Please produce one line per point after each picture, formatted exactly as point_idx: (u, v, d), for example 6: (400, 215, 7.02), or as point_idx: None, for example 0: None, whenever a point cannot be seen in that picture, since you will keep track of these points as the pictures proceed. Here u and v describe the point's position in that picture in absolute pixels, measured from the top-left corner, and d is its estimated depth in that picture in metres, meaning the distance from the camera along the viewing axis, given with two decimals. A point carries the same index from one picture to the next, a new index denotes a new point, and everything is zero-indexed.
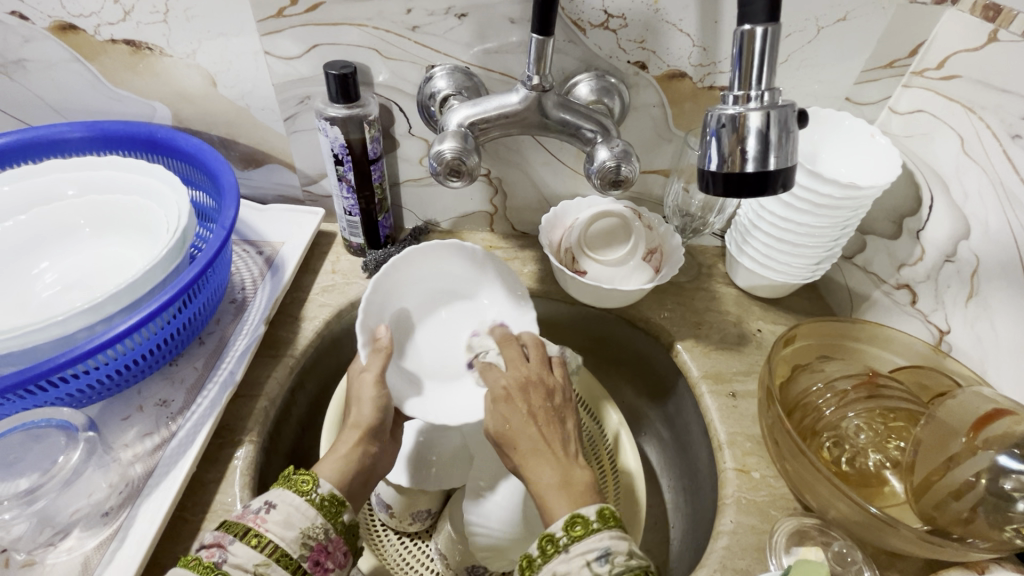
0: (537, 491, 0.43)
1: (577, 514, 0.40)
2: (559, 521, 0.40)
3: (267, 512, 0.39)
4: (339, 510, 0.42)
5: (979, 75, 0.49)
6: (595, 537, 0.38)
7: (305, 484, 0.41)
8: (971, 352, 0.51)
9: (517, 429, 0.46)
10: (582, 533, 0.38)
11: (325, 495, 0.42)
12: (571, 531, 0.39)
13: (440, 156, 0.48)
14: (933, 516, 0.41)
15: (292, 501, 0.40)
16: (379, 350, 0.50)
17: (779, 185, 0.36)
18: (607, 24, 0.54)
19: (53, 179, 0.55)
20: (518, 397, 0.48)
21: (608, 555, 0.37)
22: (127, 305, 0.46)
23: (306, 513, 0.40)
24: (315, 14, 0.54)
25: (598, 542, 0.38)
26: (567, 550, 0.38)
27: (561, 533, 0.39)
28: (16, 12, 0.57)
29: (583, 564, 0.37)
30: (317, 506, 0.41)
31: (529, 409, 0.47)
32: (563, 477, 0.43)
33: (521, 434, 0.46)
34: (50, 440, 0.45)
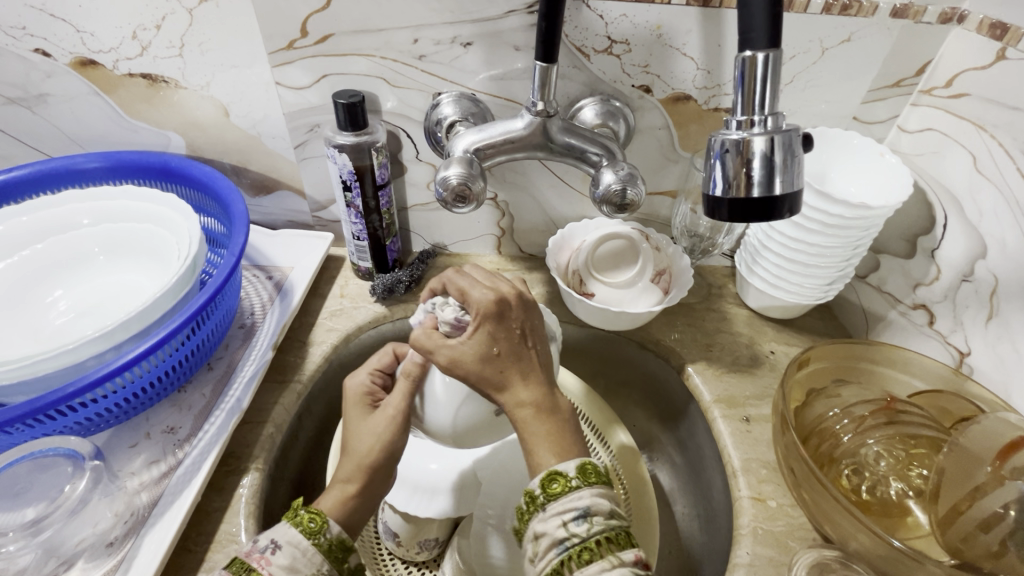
0: (513, 417, 0.40)
1: (556, 470, 0.37)
2: (538, 478, 0.38)
3: (273, 553, 0.38)
4: (345, 555, 0.41)
5: (989, 93, 0.48)
6: (574, 495, 0.37)
7: (313, 524, 0.40)
8: (993, 375, 0.49)
9: (507, 337, 0.41)
10: (561, 490, 0.37)
11: (333, 538, 0.41)
12: (549, 488, 0.37)
13: (446, 182, 0.49)
14: (960, 549, 0.39)
15: (298, 541, 0.39)
16: (406, 372, 0.46)
17: (785, 211, 0.36)
18: (610, 50, 0.55)
19: (70, 208, 0.56)
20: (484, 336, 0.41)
21: (587, 514, 0.36)
22: (136, 332, 0.46)
23: (311, 558, 0.39)
24: (324, 46, 0.56)
25: (577, 502, 0.36)
26: (545, 508, 0.37)
27: (539, 490, 0.38)
28: (40, 49, 0.59)
29: (560, 523, 0.36)
30: (324, 551, 0.40)
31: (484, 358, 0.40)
32: (542, 404, 0.40)
33: (509, 348, 0.41)
34: (58, 468, 0.44)
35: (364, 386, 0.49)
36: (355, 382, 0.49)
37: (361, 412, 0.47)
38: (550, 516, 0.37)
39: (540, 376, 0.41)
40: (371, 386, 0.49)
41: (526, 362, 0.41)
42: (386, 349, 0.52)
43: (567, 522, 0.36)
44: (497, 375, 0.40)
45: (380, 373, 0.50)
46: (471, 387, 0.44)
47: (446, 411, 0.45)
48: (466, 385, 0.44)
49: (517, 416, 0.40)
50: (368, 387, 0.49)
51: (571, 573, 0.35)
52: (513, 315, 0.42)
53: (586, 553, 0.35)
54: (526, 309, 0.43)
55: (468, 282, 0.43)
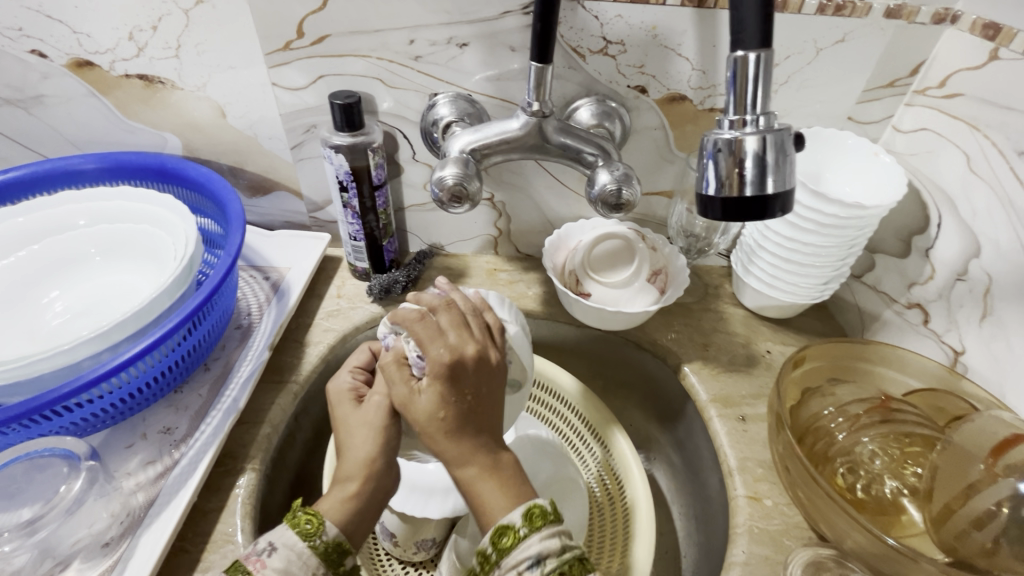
0: (461, 480, 0.41)
1: (504, 524, 0.38)
2: (487, 534, 0.38)
3: (269, 555, 0.38)
4: (343, 557, 0.41)
5: (982, 93, 0.48)
6: (525, 544, 0.37)
7: (309, 526, 0.40)
8: (987, 374, 0.49)
9: (471, 399, 0.42)
10: (511, 543, 0.37)
11: (330, 541, 0.40)
12: (500, 543, 0.38)
13: (442, 182, 0.49)
14: (954, 548, 0.39)
15: (293, 544, 0.39)
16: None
17: (777, 210, 0.36)
18: (606, 50, 0.55)
19: (67, 209, 0.57)
20: (442, 379, 0.41)
21: (539, 561, 0.36)
22: (132, 332, 0.46)
23: (307, 561, 0.39)
24: (320, 46, 0.56)
25: (527, 551, 0.37)
26: (498, 565, 0.37)
27: (490, 549, 0.38)
28: (36, 51, 0.59)
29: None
30: (319, 554, 0.39)
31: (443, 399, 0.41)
32: (489, 467, 0.40)
33: (462, 410, 0.41)
34: (54, 468, 0.44)
35: (348, 383, 0.49)
36: (340, 380, 0.49)
37: (352, 408, 0.47)
38: (504, 573, 0.37)
39: (489, 446, 0.41)
40: (354, 383, 0.49)
41: (480, 432, 0.42)
42: (362, 349, 0.53)
43: (522, 573, 0.36)
44: (447, 427, 0.40)
45: (361, 371, 0.51)
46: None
47: None
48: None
49: (462, 478, 0.40)
50: (351, 384, 0.49)
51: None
52: (468, 381, 0.42)
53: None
54: (485, 376, 0.43)
55: (433, 332, 0.43)
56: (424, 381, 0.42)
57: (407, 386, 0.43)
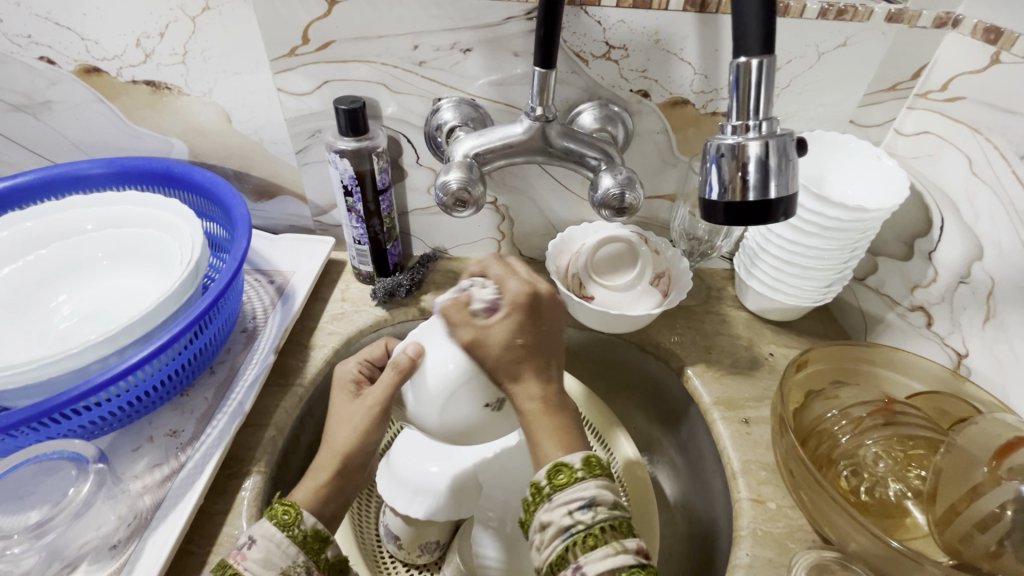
0: (522, 409, 0.42)
1: (563, 461, 0.39)
2: (544, 469, 0.40)
3: (248, 548, 0.39)
4: (322, 546, 0.41)
5: (983, 96, 0.49)
6: (579, 486, 0.38)
7: (287, 517, 0.40)
8: (991, 376, 0.50)
9: (535, 336, 0.43)
10: (567, 481, 0.38)
11: (307, 530, 0.41)
12: (555, 480, 0.39)
13: (446, 186, 0.49)
14: (958, 550, 0.39)
15: (271, 535, 0.39)
16: (395, 367, 0.45)
17: (780, 214, 0.36)
18: (608, 55, 0.55)
19: (75, 214, 0.57)
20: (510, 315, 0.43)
21: (592, 503, 0.38)
22: (140, 336, 0.46)
23: (287, 550, 0.39)
24: (325, 52, 0.56)
25: (583, 493, 0.38)
26: (550, 498, 0.39)
27: (545, 481, 0.39)
28: (44, 57, 0.60)
29: (566, 513, 0.38)
30: (297, 543, 0.40)
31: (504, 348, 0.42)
32: (552, 400, 0.42)
33: (537, 339, 0.43)
34: (62, 471, 0.45)
35: (352, 373, 0.50)
36: (346, 369, 0.50)
37: (347, 399, 0.48)
38: (556, 505, 0.38)
39: (554, 377, 0.44)
40: (358, 374, 0.50)
41: (545, 359, 0.44)
42: (378, 342, 0.54)
43: (573, 511, 0.38)
44: (517, 367, 0.42)
45: (369, 363, 0.51)
46: (459, 383, 0.43)
47: (433, 414, 0.44)
48: (454, 381, 0.43)
49: (524, 411, 0.42)
50: (355, 375, 0.50)
51: (576, 559, 0.36)
52: (545, 316, 0.45)
53: (591, 539, 0.36)
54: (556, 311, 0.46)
55: (504, 272, 0.47)
56: (494, 315, 0.43)
57: (474, 324, 0.43)
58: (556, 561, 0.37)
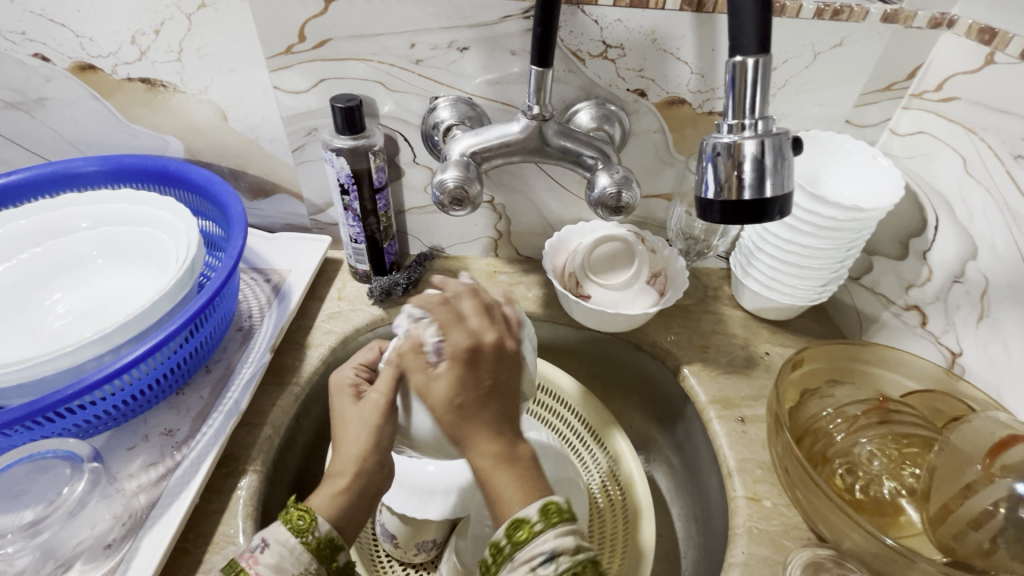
0: (478, 470, 0.40)
1: (519, 518, 0.38)
2: (502, 527, 0.39)
3: (261, 552, 0.39)
4: (334, 553, 0.41)
5: (978, 96, 0.49)
6: (539, 540, 0.37)
7: (301, 523, 0.40)
8: (985, 375, 0.50)
9: (479, 385, 0.41)
10: (525, 537, 0.37)
11: (320, 537, 0.41)
12: (514, 536, 0.38)
13: (443, 185, 0.49)
14: (952, 547, 0.39)
15: (285, 540, 0.40)
16: (393, 360, 0.46)
17: (776, 213, 0.36)
18: (605, 54, 0.55)
19: (69, 212, 0.57)
20: (461, 369, 0.41)
21: (554, 555, 0.36)
22: (134, 335, 0.46)
23: (299, 557, 0.40)
24: (322, 50, 0.56)
25: (542, 547, 0.37)
26: (511, 559, 0.37)
27: (503, 541, 0.38)
28: (39, 54, 0.60)
29: (528, 571, 0.36)
30: (310, 550, 0.40)
31: (451, 401, 0.40)
32: (507, 454, 0.40)
33: (480, 394, 0.41)
34: (56, 470, 0.44)
35: (348, 377, 0.48)
36: (346, 372, 0.49)
37: (350, 403, 0.46)
38: (516, 564, 0.37)
39: (509, 431, 0.41)
40: (355, 378, 0.48)
41: (506, 409, 0.42)
42: (370, 346, 0.52)
43: (534, 568, 0.36)
44: (459, 425, 0.40)
45: (365, 367, 0.50)
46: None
47: (429, 412, 0.45)
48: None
49: (480, 469, 0.40)
50: (351, 378, 0.48)
51: None
52: (487, 366, 0.42)
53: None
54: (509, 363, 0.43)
55: (452, 317, 0.43)
56: (441, 365, 0.41)
57: (422, 371, 0.42)
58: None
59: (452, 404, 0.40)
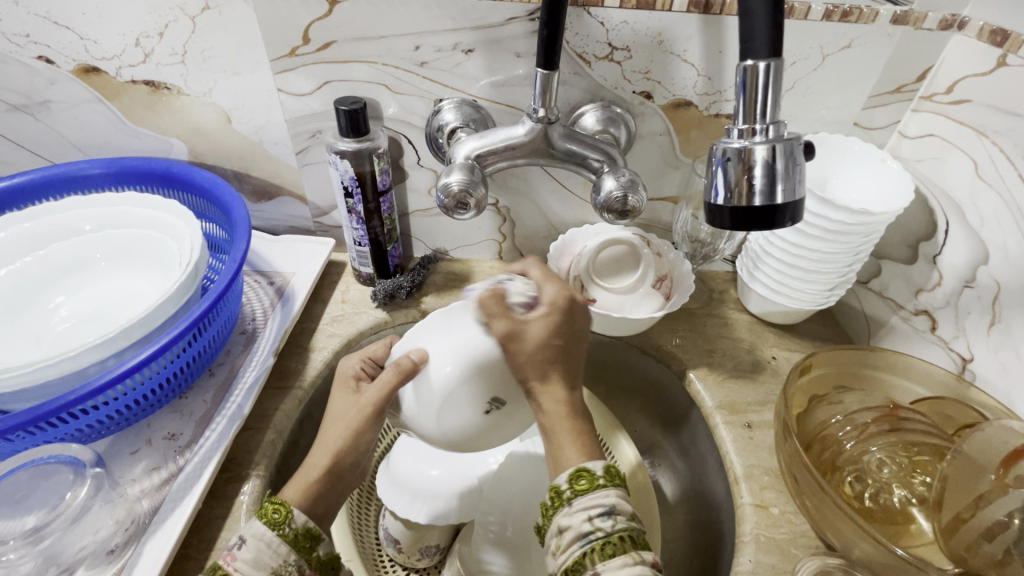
0: (544, 413, 0.41)
1: (583, 468, 0.39)
2: (565, 474, 0.39)
3: (239, 548, 0.38)
4: (314, 544, 0.40)
5: (989, 99, 0.48)
6: (601, 492, 0.37)
7: (277, 515, 0.39)
8: (996, 381, 0.49)
9: (565, 343, 0.42)
10: (587, 487, 0.38)
11: (298, 529, 0.40)
12: (576, 484, 0.38)
13: (447, 188, 0.49)
14: (964, 557, 0.39)
15: (261, 534, 0.39)
16: (396, 366, 0.44)
17: (787, 219, 0.36)
18: (611, 56, 0.55)
19: (73, 215, 0.57)
20: (546, 321, 0.42)
21: (612, 511, 0.37)
22: (137, 339, 0.46)
23: (278, 550, 0.39)
24: (326, 52, 0.56)
25: (603, 499, 0.37)
26: (569, 503, 0.38)
27: (566, 486, 0.38)
28: (43, 57, 0.60)
29: (585, 518, 0.37)
30: (290, 542, 0.39)
31: (528, 353, 0.41)
32: (575, 405, 0.42)
33: (560, 347, 0.42)
34: (59, 476, 0.44)
35: (353, 368, 0.49)
36: (349, 366, 0.50)
37: (348, 393, 0.48)
38: (576, 510, 0.37)
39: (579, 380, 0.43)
40: (359, 370, 0.49)
41: (571, 361, 0.43)
42: (381, 339, 0.53)
43: (592, 517, 0.37)
44: (547, 367, 0.41)
45: (372, 361, 0.51)
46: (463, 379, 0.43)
47: (433, 420, 0.44)
48: (456, 380, 0.43)
49: (545, 416, 0.41)
50: (356, 370, 0.49)
51: (593, 566, 0.35)
52: (578, 319, 0.44)
53: (609, 547, 0.35)
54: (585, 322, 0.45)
55: (546, 274, 0.46)
56: (537, 310, 0.43)
57: (509, 318, 0.42)
58: (571, 567, 0.36)
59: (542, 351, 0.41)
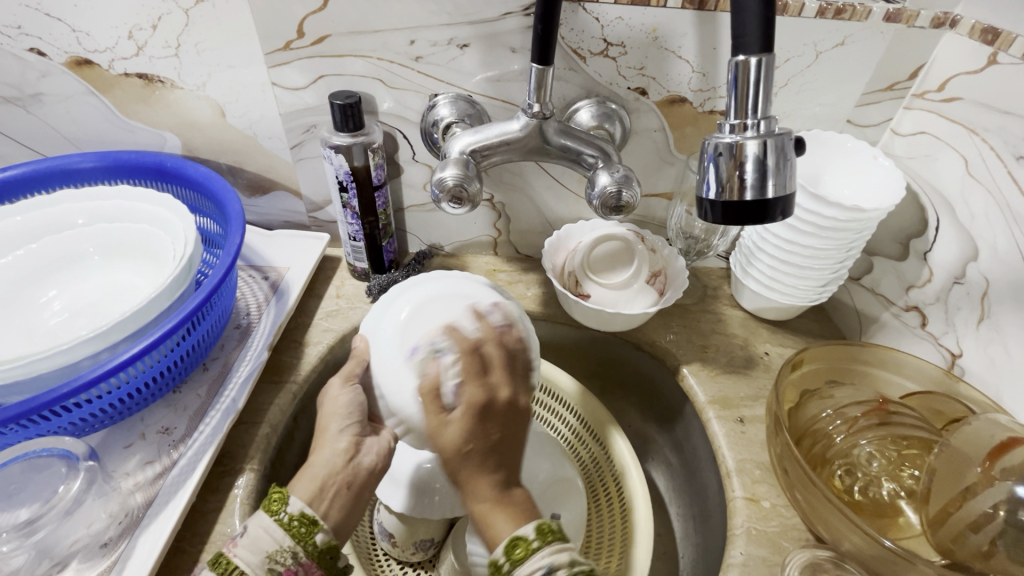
0: (474, 510, 0.40)
1: (516, 536, 0.38)
2: (499, 549, 0.38)
3: (240, 536, 0.39)
4: (311, 530, 0.39)
5: (980, 97, 0.49)
6: (537, 555, 0.37)
7: (274, 502, 0.39)
8: (984, 377, 0.50)
9: (491, 438, 0.41)
10: (523, 554, 0.37)
11: (294, 514, 0.39)
12: (512, 555, 0.37)
13: (442, 183, 0.49)
14: (950, 549, 0.39)
15: (260, 522, 0.39)
16: (355, 357, 0.47)
17: (777, 213, 0.36)
18: (606, 52, 0.55)
19: (66, 208, 0.56)
20: (478, 412, 0.41)
21: (553, 568, 0.36)
22: (131, 332, 0.46)
23: (274, 536, 0.38)
24: (321, 46, 0.56)
25: (541, 560, 0.36)
26: None
27: (503, 559, 0.37)
28: (35, 48, 0.59)
29: None
30: (285, 527, 0.38)
31: (457, 440, 0.40)
32: (506, 496, 0.40)
33: (486, 445, 0.40)
34: (51, 469, 0.45)
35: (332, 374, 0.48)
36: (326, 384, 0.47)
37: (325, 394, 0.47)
38: None
39: (501, 475, 0.40)
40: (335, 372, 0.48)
41: (493, 467, 0.40)
42: None
43: None
44: (468, 469, 0.40)
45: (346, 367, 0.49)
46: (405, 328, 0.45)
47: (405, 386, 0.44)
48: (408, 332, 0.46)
49: (475, 507, 0.39)
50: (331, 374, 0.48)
51: None
52: (501, 421, 0.41)
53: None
54: (513, 420, 0.42)
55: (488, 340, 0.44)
56: (455, 413, 0.41)
57: (437, 417, 0.41)
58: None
59: (464, 441, 0.40)
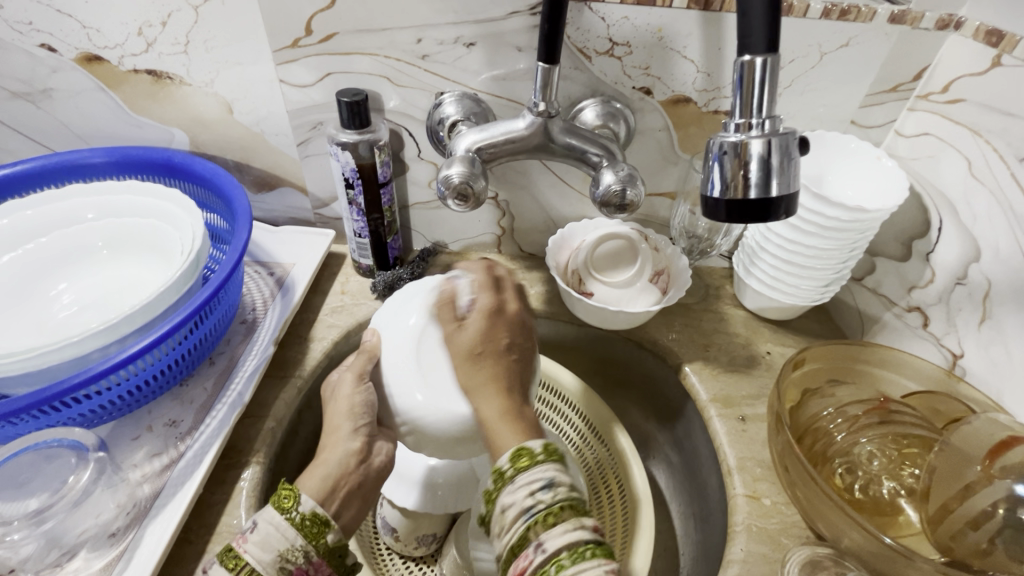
0: (484, 421, 0.42)
1: (522, 447, 0.39)
2: (506, 455, 0.39)
3: (250, 532, 0.38)
4: (322, 530, 0.40)
5: (984, 98, 0.49)
6: (540, 468, 0.37)
7: (286, 500, 0.39)
8: (985, 377, 0.50)
9: (501, 342, 0.45)
10: (528, 463, 0.37)
11: (306, 514, 0.39)
12: (518, 462, 0.38)
13: (448, 180, 0.49)
14: (950, 547, 0.40)
15: (272, 519, 0.39)
16: (365, 352, 0.48)
17: (781, 211, 0.36)
18: (611, 52, 0.55)
19: (75, 203, 0.57)
20: (486, 322, 0.46)
21: (552, 484, 0.36)
22: (140, 326, 0.46)
23: (285, 534, 0.38)
24: (328, 44, 0.56)
25: (542, 474, 0.37)
26: (512, 482, 0.37)
27: (507, 465, 0.38)
28: (45, 44, 0.60)
29: (528, 493, 0.36)
30: (296, 526, 0.39)
31: (470, 349, 0.44)
32: (514, 409, 0.42)
33: (499, 353, 0.44)
34: (61, 459, 0.45)
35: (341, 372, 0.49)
36: (337, 381, 0.48)
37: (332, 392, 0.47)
38: (517, 488, 0.37)
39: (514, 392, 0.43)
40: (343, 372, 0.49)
41: (505, 371, 0.44)
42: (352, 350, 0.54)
43: (534, 492, 0.36)
44: (480, 375, 0.44)
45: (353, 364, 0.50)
46: (421, 335, 0.47)
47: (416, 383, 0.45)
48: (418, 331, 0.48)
49: (486, 421, 0.42)
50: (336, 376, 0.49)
51: (537, 537, 0.35)
52: (509, 331, 0.46)
53: (551, 517, 0.35)
54: (520, 333, 0.46)
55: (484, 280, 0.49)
56: (469, 320, 0.46)
57: (451, 324, 0.47)
58: (517, 542, 0.35)
59: (484, 345, 0.45)
